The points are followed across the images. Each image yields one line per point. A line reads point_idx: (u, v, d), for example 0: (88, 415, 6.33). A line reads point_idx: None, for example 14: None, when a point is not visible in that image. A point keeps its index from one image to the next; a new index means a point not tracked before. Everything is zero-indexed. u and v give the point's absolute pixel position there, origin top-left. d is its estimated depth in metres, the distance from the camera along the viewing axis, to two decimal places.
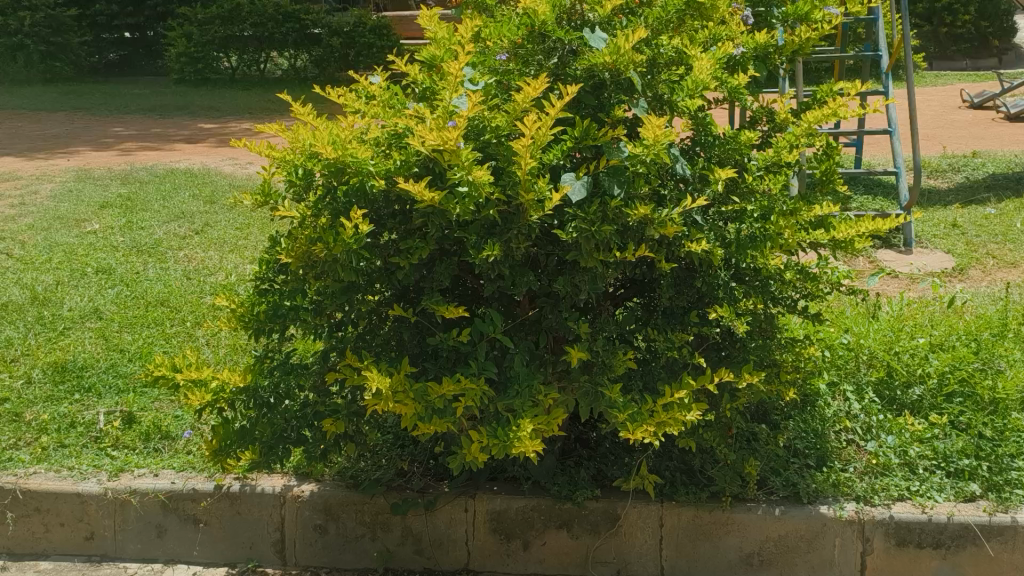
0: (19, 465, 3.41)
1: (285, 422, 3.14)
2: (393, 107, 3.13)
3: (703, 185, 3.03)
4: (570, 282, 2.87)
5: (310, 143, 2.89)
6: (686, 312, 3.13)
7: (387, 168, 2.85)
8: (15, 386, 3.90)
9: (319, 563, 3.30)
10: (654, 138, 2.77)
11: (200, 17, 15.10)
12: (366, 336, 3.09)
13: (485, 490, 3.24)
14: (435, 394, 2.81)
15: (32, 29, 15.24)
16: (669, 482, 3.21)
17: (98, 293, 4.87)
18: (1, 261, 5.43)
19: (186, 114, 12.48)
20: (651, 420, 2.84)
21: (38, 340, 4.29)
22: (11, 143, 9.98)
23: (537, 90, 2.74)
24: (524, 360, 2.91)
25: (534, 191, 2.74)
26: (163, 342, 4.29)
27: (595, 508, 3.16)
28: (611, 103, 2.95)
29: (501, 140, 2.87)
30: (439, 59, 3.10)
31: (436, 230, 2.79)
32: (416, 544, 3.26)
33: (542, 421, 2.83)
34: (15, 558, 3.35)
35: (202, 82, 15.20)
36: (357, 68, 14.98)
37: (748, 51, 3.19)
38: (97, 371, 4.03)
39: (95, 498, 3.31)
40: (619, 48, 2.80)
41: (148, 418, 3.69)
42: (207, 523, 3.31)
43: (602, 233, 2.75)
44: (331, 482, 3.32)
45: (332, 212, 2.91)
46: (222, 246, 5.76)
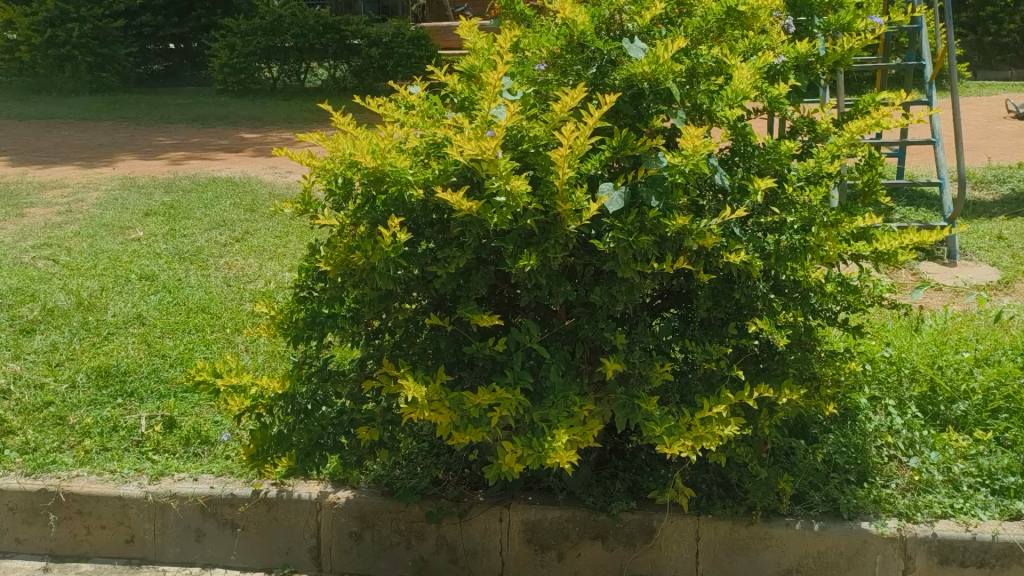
0: (63, 468, 3.47)
1: (321, 428, 3.16)
2: (433, 116, 3.16)
3: (742, 196, 3.00)
4: (607, 293, 2.86)
5: (351, 152, 2.91)
6: (723, 324, 3.10)
7: (425, 177, 2.88)
8: (59, 390, 3.97)
9: (354, 570, 3.31)
10: (693, 149, 2.75)
11: (243, 27, 15.33)
12: (403, 344, 3.10)
13: (519, 500, 3.24)
14: (470, 403, 2.81)
15: (81, 40, 15.63)
16: (705, 496, 3.18)
17: (141, 299, 4.96)
18: (49, 267, 5.55)
19: (228, 123, 12.68)
20: (688, 434, 2.82)
21: (83, 345, 4.38)
22: (59, 152, 10.21)
23: (575, 100, 2.73)
24: (560, 370, 2.91)
25: (572, 201, 2.74)
26: (203, 348, 4.36)
27: (630, 521, 3.14)
28: (649, 114, 2.95)
29: (539, 150, 2.87)
30: (478, 70, 3.11)
31: (474, 240, 2.80)
32: (451, 553, 3.26)
33: (578, 432, 2.81)
34: (57, 560, 3.40)
35: (244, 92, 15.42)
36: (395, 78, 15.12)
37: (789, 60, 3.17)
38: (139, 376, 4.10)
39: (136, 501, 3.35)
40: (658, 57, 2.79)
41: (189, 423, 3.75)
42: (245, 528, 3.34)
43: (639, 244, 2.74)
44: (367, 489, 3.34)
45: (370, 221, 2.94)
46: (262, 254, 5.83)
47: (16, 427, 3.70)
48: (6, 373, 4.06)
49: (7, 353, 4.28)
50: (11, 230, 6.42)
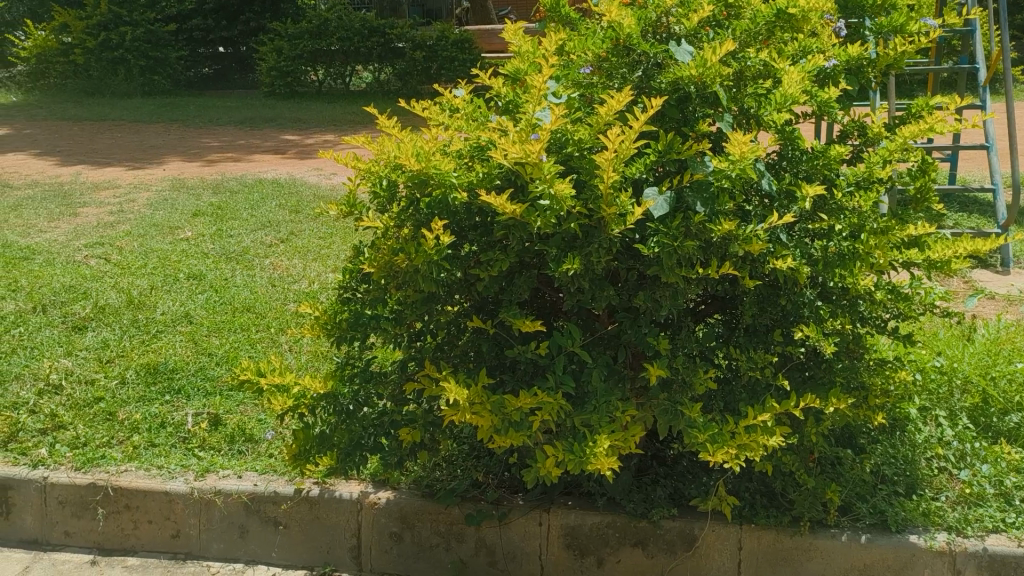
0: (112, 463, 3.54)
1: (363, 429, 3.18)
2: (478, 120, 3.16)
3: (790, 202, 2.94)
4: (651, 298, 2.84)
5: (395, 155, 2.91)
6: (769, 330, 3.06)
7: (469, 180, 2.88)
8: (110, 386, 4.05)
9: (394, 570, 3.33)
10: (740, 155, 2.73)
11: (291, 31, 15.54)
12: (445, 347, 3.11)
13: (559, 505, 3.22)
14: (512, 407, 2.80)
15: (133, 44, 15.99)
16: (748, 504, 3.13)
17: (189, 297, 5.04)
18: (101, 265, 5.67)
19: (275, 126, 12.86)
20: (732, 442, 2.78)
21: (133, 343, 4.47)
22: (111, 154, 10.45)
23: (621, 103, 2.73)
24: (602, 375, 2.89)
25: (616, 205, 2.73)
26: (249, 347, 4.42)
27: (671, 528, 3.11)
28: (695, 118, 2.91)
29: (583, 153, 2.86)
30: (523, 73, 3.10)
31: (517, 243, 2.79)
32: (490, 556, 3.26)
33: (620, 438, 2.79)
34: (105, 553, 3.47)
35: (291, 95, 15.62)
36: (439, 80, 15.22)
37: (839, 64, 3.13)
38: (187, 373, 4.17)
39: (182, 497, 3.40)
40: (705, 60, 2.77)
41: (234, 421, 3.81)
42: (287, 525, 3.37)
43: (684, 249, 2.71)
44: (407, 491, 3.35)
45: (414, 223, 2.95)
46: (306, 255, 5.90)
47: (67, 421, 3.77)
48: (59, 369, 4.15)
49: (60, 349, 4.37)
50: (65, 229, 6.58)
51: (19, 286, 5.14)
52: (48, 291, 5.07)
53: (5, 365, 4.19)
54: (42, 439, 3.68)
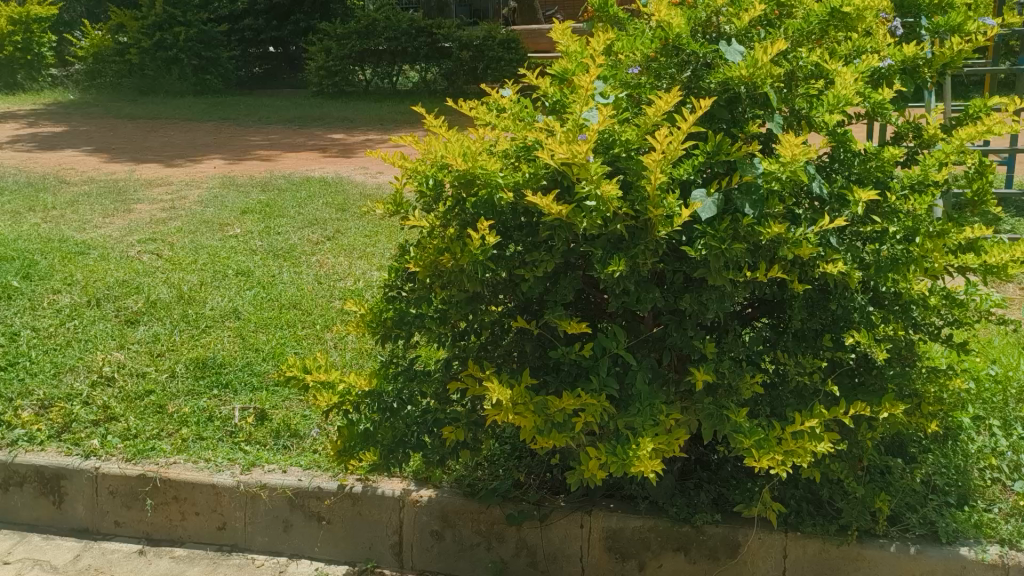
0: (161, 455, 3.61)
1: (406, 426, 3.19)
2: (524, 120, 3.14)
3: (841, 206, 2.90)
4: (697, 300, 2.81)
5: (441, 155, 2.92)
6: (818, 335, 3.00)
7: (516, 180, 2.86)
8: (160, 379, 4.13)
9: (435, 568, 3.34)
10: (791, 157, 2.69)
11: (339, 31, 15.68)
12: (488, 346, 3.11)
13: (601, 507, 3.21)
14: (555, 408, 2.79)
15: (186, 43, 16.29)
16: (794, 512, 3.08)
17: (237, 293, 5.12)
18: (153, 260, 5.78)
19: (323, 124, 13.02)
20: (779, 448, 2.74)
21: (183, 337, 4.55)
22: (164, 151, 10.66)
23: (669, 104, 2.71)
24: (646, 378, 2.87)
25: (663, 207, 2.69)
26: (294, 344, 4.47)
27: (714, 534, 3.08)
28: (745, 119, 2.88)
29: (630, 154, 2.84)
30: (570, 73, 3.08)
31: (562, 244, 2.78)
32: (531, 557, 3.25)
33: (663, 441, 2.76)
34: (153, 543, 3.53)
35: (339, 94, 15.80)
36: (485, 80, 15.28)
37: (895, 63, 3.05)
38: (234, 368, 4.23)
39: (228, 490, 3.46)
40: (756, 60, 2.73)
41: (279, 416, 3.85)
42: (330, 521, 3.40)
43: (732, 251, 2.68)
44: (449, 489, 3.37)
45: (461, 223, 2.96)
46: (352, 253, 5.96)
47: (118, 413, 3.85)
48: (112, 361, 4.24)
49: (113, 342, 4.47)
50: (120, 225, 6.72)
51: (74, 279, 5.27)
52: (101, 285, 5.18)
53: (60, 357, 4.30)
54: (94, 430, 3.77)
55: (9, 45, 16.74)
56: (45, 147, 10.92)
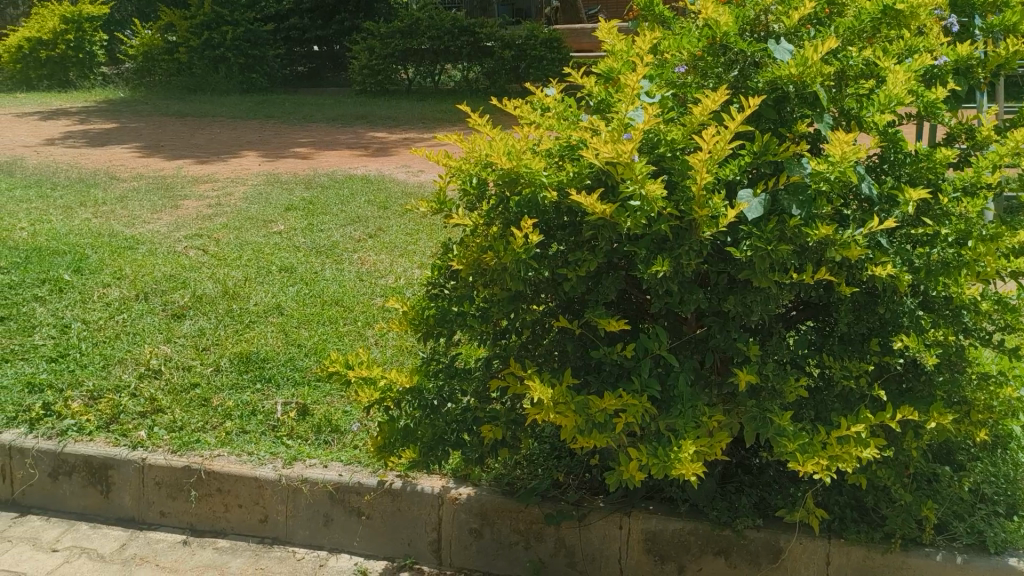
0: (206, 447, 3.67)
1: (446, 424, 3.19)
2: (568, 119, 3.12)
3: (891, 207, 2.85)
4: (741, 302, 2.77)
5: (486, 153, 2.94)
6: (866, 339, 2.95)
7: (560, 180, 2.85)
8: (205, 372, 4.20)
9: (473, 566, 3.35)
10: (841, 155, 2.65)
11: (383, 30, 15.77)
12: (529, 345, 3.10)
13: (640, 509, 3.19)
14: (596, 408, 2.78)
15: (233, 42, 16.54)
16: (838, 518, 3.03)
17: (280, 289, 5.19)
18: (199, 256, 5.88)
19: (366, 123, 13.12)
20: (824, 453, 2.69)
21: (228, 332, 4.61)
22: (210, 148, 10.82)
23: (716, 103, 2.69)
24: (688, 380, 2.85)
25: (708, 207, 2.68)
26: (336, 340, 4.52)
27: (756, 538, 3.04)
28: (793, 118, 2.83)
29: (675, 154, 2.81)
30: (615, 72, 3.07)
31: (606, 243, 2.77)
32: (569, 557, 3.24)
33: (705, 444, 2.73)
34: (197, 534, 3.59)
35: (382, 92, 15.92)
36: (527, 80, 15.29)
37: (948, 63, 3.00)
38: (277, 363, 4.29)
39: (271, 483, 3.50)
40: (806, 59, 2.70)
41: (321, 411, 3.89)
42: (370, 516, 3.43)
43: (778, 253, 2.65)
44: (488, 487, 3.38)
45: (504, 221, 2.96)
46: (393, 250, 6.00)
47: (165, 405, 3.92)
48: (159, 354, 4.32)
49: (160, 335, 4.55)
50: (167, 221, 6.84)
51: (123, 274, 5.37)
52: (149, 279, 5.28)
53: (109, 350, 4.39)
54: (142, 421, 3.84)
55: (62, 45, 17.14)
56: (96, 144, 11.16)
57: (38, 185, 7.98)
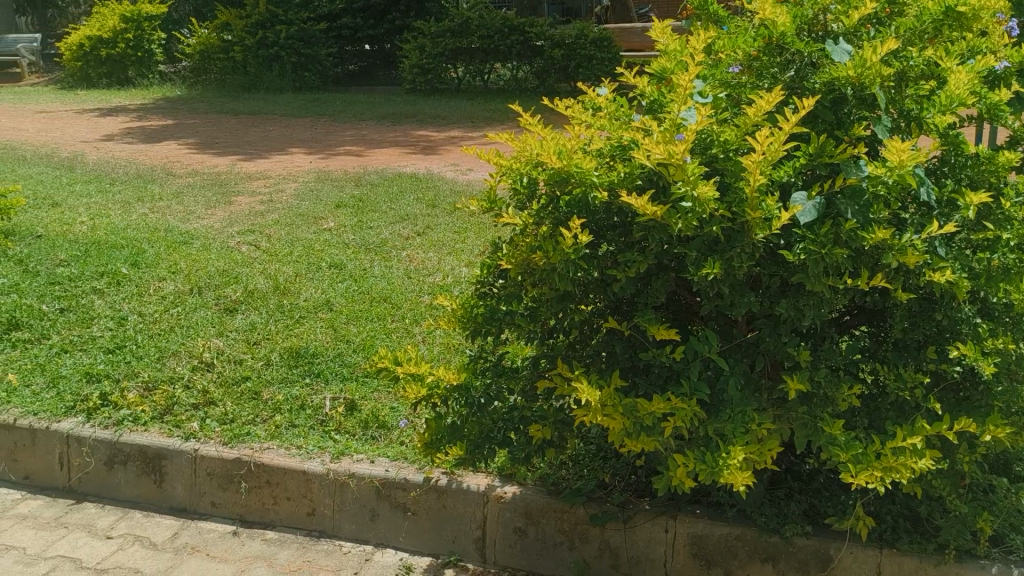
0: (256, 440, 3.73)
1: (492, 423, 3.20)
2: (620, 119, 3.11)
3: (951, 210, 2.80)
4: (793, 306, 2.72)
5: (537, 153, 2.94)
6: (921, 346, 2.88)
7: (611, 180, 2.83)
8: (256, 366, 4.27)
9: (517, 565, 3.35)
10: (899, 163, 2.61)
11: (433, 28, 15.84)
12: (577, 346, 3.10)
13: (686, 512, 3.16)
14: (644, 411, 2.77)
15: (287, 41, 16.78)
16: (890, 528, 2.98)
17: (330, 286, 5.25)
18: (251, 252, 5.98)
19: (415, 121, 13.20)
20: (877, 464, 2.64)
21: (278, 326, 4.69)
22: (262, 145, 10.99)
23: (771, 104, 2.66)
24: (738, 384, 2.80)
25: (762, 209, 2.64)
26: (384, 336, 4.55)
27: (805, 546, 3.00)
28: (851, 120, 2.80)
29: (729, 155, 2.79)
30: (669, 72, 3.04)
31: (656, 245, 2.74)
32: (614, 560, 3.23)
33: (755, 450, 2.70)
34: (246, 525, 3.65)
35: (431, 91, 16.00)
36: (577, 79, 15.26)
37: (1012, 65, 2.94)
38: (326, 358, 4.34)
39: (318, 477, 3.54)
40: (865, 60, 2.66)
41: (368, 407, 3.93)
42: (415, 513, 3.45)
43: (832, 256, 2.61)
44: (533, 487, 3.38)
45: (553, 221, 2.94)
46: (441, 248, 6.04)
47: (217, 398, 4.00)
48: (211, 348, 4.40)
49: (213, 329, 4.64)
50: (221, 217, 6.97)
51: (178, 268, 5.48)
52: (203, 274, 5.38)
53: (164, 342, 4.49)
54: (194, 413, 3.92)
55: (122, 43, 17.53)
56: (153, 140, 11.41)
57: (98, 180, 8.18)
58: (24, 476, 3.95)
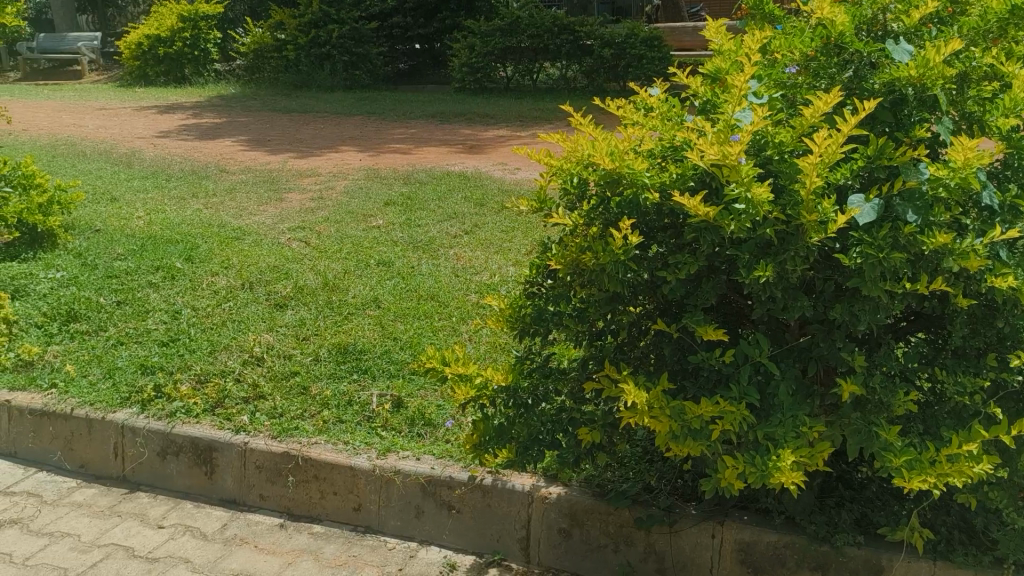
0: (304, 434, 3.77)
1: (540, 424, 3.19)
2: (672, 119, 3.07)
3: (1014, 218, 2.70)
4: (848, 310, 2.66)
5: (588, 153, 2.92)
6: (981, 354, 2.81)
7: (662, 181, 2.80)
8: (305, 362, 4.32)
9: (562, 566, 3.34)
10: (964, 162, 2.55)
11: (483, 28, 15.87)
12: (625, 348, 3.07)
13: (733, 518, 3.13)
14: (692, 414, 2.73)
15: (339, 40, 16.96)
16: (944, 539, 2.91)
17: (378, 283, 5.29)
18: (301, 248, 6.05)
19: (464, 120, 13.26)
20: (932, 470, 2.57)
21: (327, 323, 4.73)
22: (313, 143, 11.12)
23: (829, 105, 2.61)
24: (790, 389, 2.76)
25: (818, 212, 2.59)
26: (431, 334, 4.58)
27: (855, 556, 2.94)
28: (911, 122, 2.73)
29: (784, 157, 2.75)
30: (723, 72, 3.00)
31: (708, 247, 2.71)
32: (659, 563, 3.20)
33: (806, 457, 2.65)
34: (294, 518, 3.69)
35: (481, 90, 16.03)
36: (626, 79, 15.18)
37: None
38: (374, 355, 4.37)
39: (365, 473, 3.57)
40: (928, 60, 2.59)
41: (415, 404, 3.96)
42: (460, 511, 3.46)
43: (890, 261, 2.54)
44: (578, 488, 3.37)
45: (603, 222, 2.93)
46: (489, 247, 6.04)
47: (267, 392, 4.05)
48: (262, 342, 4.47)
49: (263, 324, 4.70)
50: (272, 213, 7.06)
51: (230, 263, 5.57)
52: (255, 269, 5.46)
53: (216, 336, 4.56)
54: (245, 406, 3.98)
55: (179, 42, 17.88)
56: (207, 137, 11.61)
57: (154, 176, 8.36)
58: (80, 464, 4.06)
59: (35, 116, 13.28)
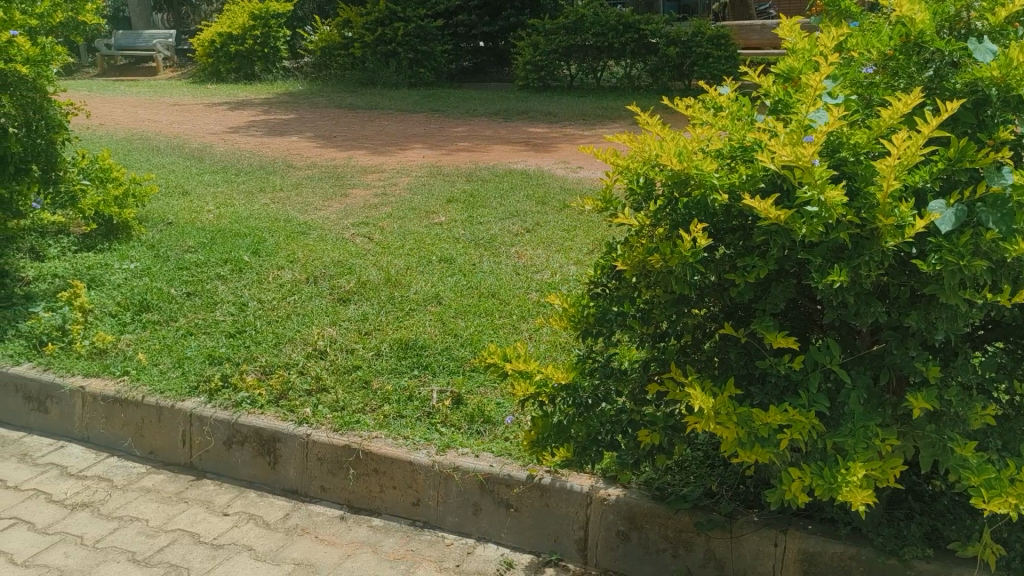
0: (365, 428, 3.81)
1: (599, 425, 3.18)
2: (742, 119, 3.02)
3: None
4: (925, 318, 2.58)
5: (656, 153, 2.88)
6: None
7: (731, 182, 2.75)
8: (366, 356, 4.36)
9: (620, 568, 3.31)
10: None
11: (547, 26, 15.86)
12: (689, 350, 3.04)
13: (797, 527, 3.06)
14: (759, 421, 2.68)
15: (404, 38, 17.13)
16: (1020, 557, 2.81)
17: (440, 279, 5.32)
18: (365, 244, 6.12)
19: (526, 118, 13.26)
20: (1011, 490, 2.48)
21: (388, 318, 4.78)
22: (377, 139, 11.25)
23: (909, 106, 2.54)
24: (861, 398, 2.68)
25: (894, 216, 2.51)
26: (491, 332, 4.58)
27: (925, 570, 2.85)
28: (994, 124, 2.63)
29: (859, 158, 2.67)
30: (797, 71, 2.93)
31: (778, 250, 2.65)
32: (719, 570, 3.15)
33: (877, 468, 2.58)
34: (354, 511, 3.74)
35: (544, 88, 16.02)
36: (691, 77, 15.00)
37: None
38: (434, 351, 4.40)
39: (424, 468, 3.59)
40: (1013, 60, 2.51)
41: (474, 401, 3.96)
42: (518, 509, 3.46)
43: (971, 268, 2.45)
44: (638, 490, 3.33)
45: (671, 222, 2.89)
46: (550, 246, 6.02)
47: (329, 385, 4.11)
48: (325, 336, 4.53)
49: (327, 318, 4.77)
50: (337, 208, 7.16)
51: (296, 257, 5.67)
52: (319, 264, 5.54)
53: (281, 329, 4.64)
54: (308, 399, 4.04)
55: (250, 40, 18.27)
56: (275, 133, 11.83)
57: (224, 170, 8.54)
58: (149, 451, 4.17)
59: (112, 111, 13.70)
